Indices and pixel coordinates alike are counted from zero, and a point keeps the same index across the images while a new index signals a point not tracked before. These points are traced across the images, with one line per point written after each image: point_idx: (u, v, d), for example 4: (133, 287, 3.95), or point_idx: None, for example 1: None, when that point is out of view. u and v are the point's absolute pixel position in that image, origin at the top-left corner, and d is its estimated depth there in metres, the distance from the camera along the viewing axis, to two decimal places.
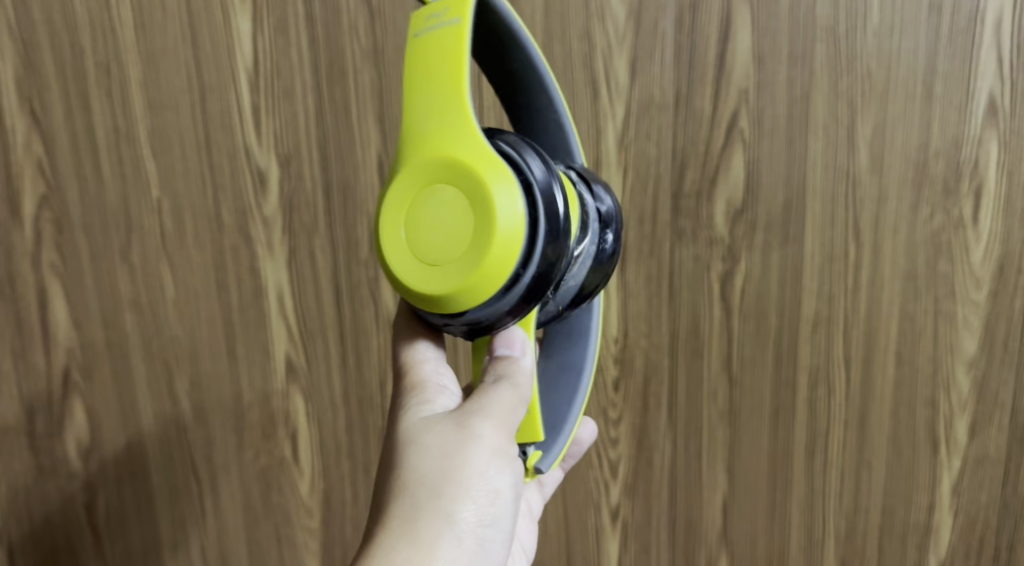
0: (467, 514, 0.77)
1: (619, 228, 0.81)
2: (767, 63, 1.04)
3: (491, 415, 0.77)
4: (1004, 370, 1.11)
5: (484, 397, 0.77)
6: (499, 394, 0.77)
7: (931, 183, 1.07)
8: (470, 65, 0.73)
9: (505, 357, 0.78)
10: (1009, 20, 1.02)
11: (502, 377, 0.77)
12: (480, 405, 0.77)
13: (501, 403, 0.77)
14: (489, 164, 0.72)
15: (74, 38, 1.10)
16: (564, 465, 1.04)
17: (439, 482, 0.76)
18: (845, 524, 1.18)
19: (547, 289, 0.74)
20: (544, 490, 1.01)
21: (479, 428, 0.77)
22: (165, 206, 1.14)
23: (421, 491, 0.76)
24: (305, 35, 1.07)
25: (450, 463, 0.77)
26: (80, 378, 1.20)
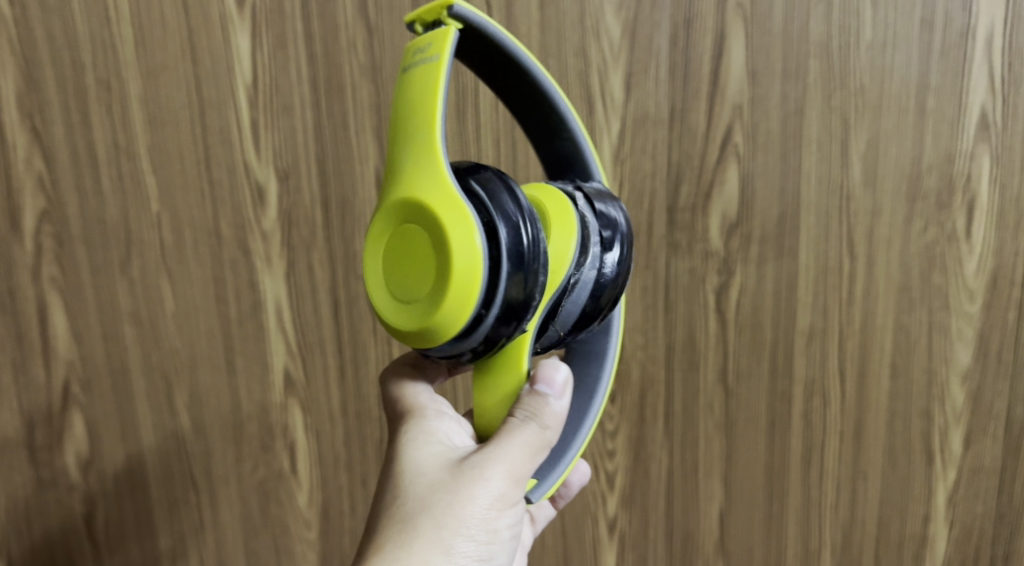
0: (464, 548, 0.80)
1: (624, 246, 0.81)
2: (761, 78, 1.05)
3: (506, 462, 0.80)
4: (998, 381, 1.12)
5: (501, 443, 0.79)
6: (525, 432, 0.79)
7: (924, 197, 1.08)
8: (443, 105, 0.75)
9: (542, 393, 0.80)
10: (999, 36, 1.04)
11: (529, 422, 0.79)
12: (495, 450, 0.80)
13: (518, 453, 0.79)
14: (450, 206, 0.73)
15: (74, 54, 1.11)
16: (557, 505, 1.05)
17: (442, 516, 0.80)
18: (841, 534, 1.18)
19: (518, 323, 0.75)
20: (535, 527, 1.02)
21: (491, 473, 0.80)
22: (165, 220, 1.14)
23: (424, 522, 0.80)
24: (304, 51, 1.08)
25: (456, 500, 0.80)
26: (80, 391, 1.21)
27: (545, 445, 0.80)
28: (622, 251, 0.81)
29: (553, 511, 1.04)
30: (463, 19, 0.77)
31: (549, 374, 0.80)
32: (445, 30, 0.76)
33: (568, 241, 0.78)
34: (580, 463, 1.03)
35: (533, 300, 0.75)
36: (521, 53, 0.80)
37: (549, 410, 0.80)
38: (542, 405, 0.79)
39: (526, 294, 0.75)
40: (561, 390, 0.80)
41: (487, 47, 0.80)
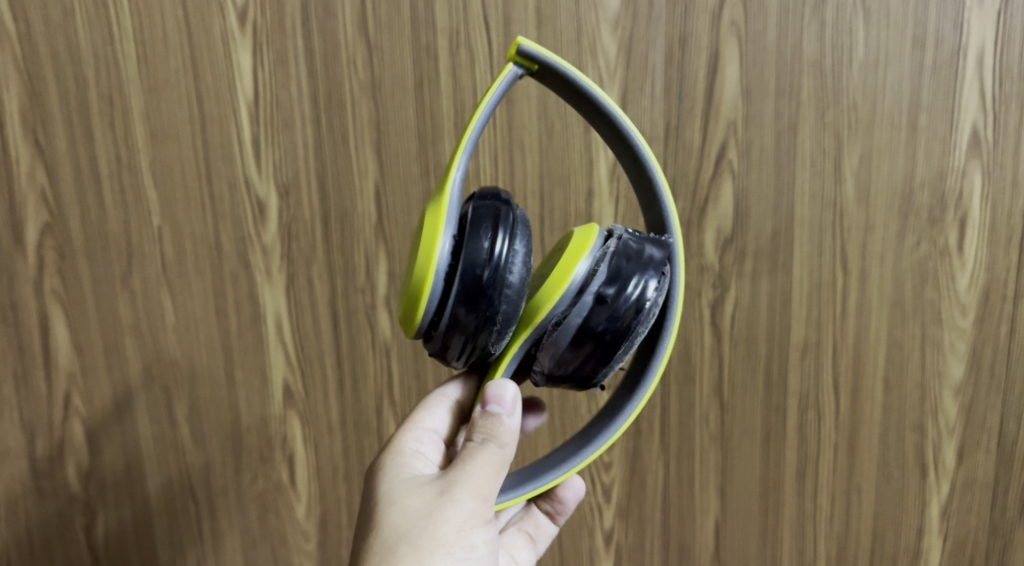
0: None
1: (630, 297, 0.81)
2: (755, 95, 1.07)
3: (471, 481, 0.85)
4: (991, 395, 1.13)
5: (464, 464, 0.85)
6: (485, 450, 0.86)
7: (916, 213, 1.09)
8: (469, 136, 0.84)
9: (494, 413, 0.86)
10: (990, 56, 1.05)
11: (487, 442, 0.86)
12: (462, 468, 0.85)
13: (482, 471, 0.85)
14: (430, 219, 0.82)
15: (78, 70, 1.12)
16: (558, 522, 1.05)
17: (419, 542, 0.83)
18: (836, 546, 1.19)
19: (472, 337, 0.82)
20: (536, 547, 1.04)
21: (460, 491, 0.84)
22: (166, 233, 1.16)
23: (401, 546, 0.83)
24: (304, 67, 1.10)
25: (431, 525, 0.83)
26: (80, 403, 1.22)
27: (506, 463, 0.86)
28: (618, 306, 0.80)
29: (554, 529, 1.04)
30: (530, 58, 0.85)
31: (498, 393, 0.86)
32: (508, 65, 0.86)
33: (563, 279, 0.82)
34: (574, 479, 1.03)
35: (488, 321, 0.81)
36: (597, 98, 0.86)
37: (501, 427, 0.86)
38: (491, 423, 0.86)
39: (476, 312, 0.81)
40: (511, 406, 0.86)
41: (573, 93, 0.87)
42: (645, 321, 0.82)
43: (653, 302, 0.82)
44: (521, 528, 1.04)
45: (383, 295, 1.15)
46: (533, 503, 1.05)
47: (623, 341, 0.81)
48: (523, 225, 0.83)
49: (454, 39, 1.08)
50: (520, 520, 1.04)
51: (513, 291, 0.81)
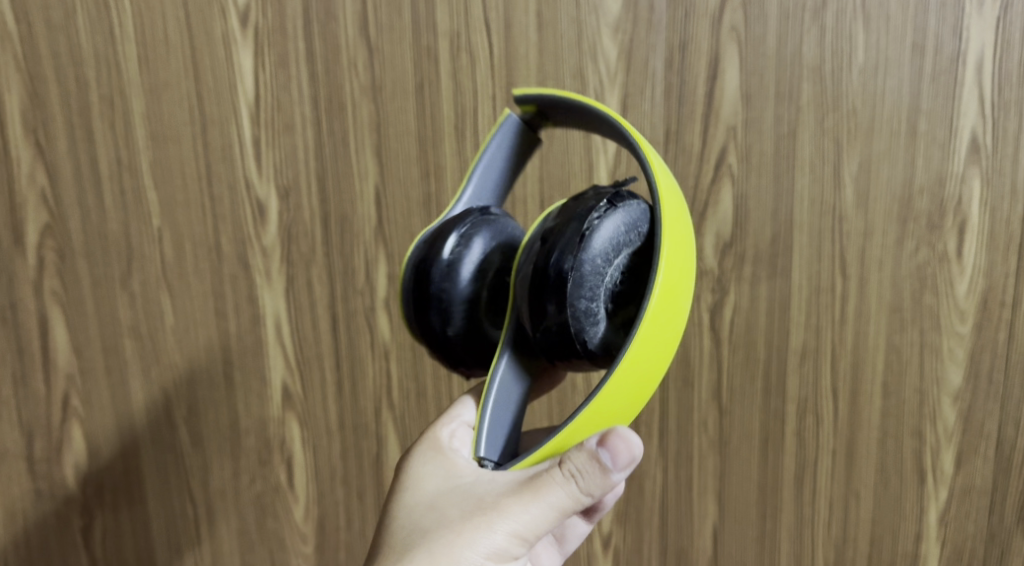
0: None
1: (573, 232, 0.76)
2: (755, 100, 1.07)
3: (519, 515, 0.77)
4: (989, 401, 1.13)
5: (531, 497, 0.77)
6: (562, 488, 0.77)
7: (915, 219, 1.09)
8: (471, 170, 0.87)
9: (600, 462, 0.76)
10: (990, 62, 1.05)
11: (565, 478, 0.76)
12: (532, 500, 0.77)
13: (547, 509, 0.77)
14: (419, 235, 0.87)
15: (79, 71, 1.12)
16: (592, 520, 0.98)
17: (439, 553, 0.78)
18: (834, 552, 1.19)
19: (434, 327, 0.82)
20: (563, 548, 0.99)
21: (512, 520, 0.78)
22: (166, 234, 1.16)
23: (422, 554, 0.79)
24: (305, 70, 1.10)
25: (457, 539, 0.79)
26: (79, 404, 1.22)
27: (574, 505, 0.77)
28: (561, 241, 0.76)
29: (585, 530, 0.98)
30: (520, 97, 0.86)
31: (623, 444, 0.75)
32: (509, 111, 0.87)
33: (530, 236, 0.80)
34: None
35: (436, 306, 0.82)
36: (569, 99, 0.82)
37: (604, 480, 0.76)
38: (598, 476, 0.76)
39: (427, 301, 0.82)
40: (627, 465, 0.76)
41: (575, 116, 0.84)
42: (598, 254, 0.76)
43: (603, 234, 0.76)
44: None
45: (383, 297, 1.15)
46: None
47: (569, 275, 0.75)
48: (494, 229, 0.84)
49: (455, 42, 1.08)
50: None
51: (461, 278, 0.82)
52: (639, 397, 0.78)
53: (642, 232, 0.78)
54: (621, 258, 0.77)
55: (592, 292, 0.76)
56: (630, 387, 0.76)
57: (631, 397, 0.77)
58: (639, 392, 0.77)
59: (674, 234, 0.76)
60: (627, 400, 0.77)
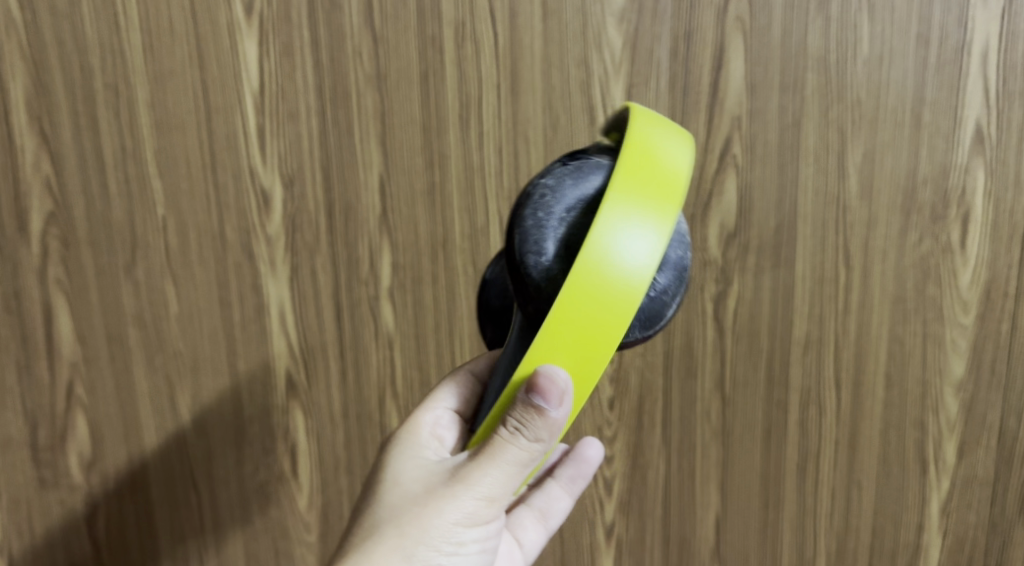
0: (427, 556, 0.82)
1: (530, 196, 0.80)
2: (760, 90, 1.07)
3: (481, 478, 0.81)
4: (992, 393, 1.13)
5: (489, 459, 0.80)
6: (516, 445, 0.79)
7: (919, 209, 1.09)
8: None
9: (537, 406, 0.76)
10: (995, 52, 1.05)
11: (517, 436, 0.79)
12: (491, 460, 0.80)
13: (506, 466, 0.80)
14: None
15: (84, 60, 1.12)
16: (574, 494, 1.02)
17: (407, 525, 0.82)
18: (836, 542, 1.20)
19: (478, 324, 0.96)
20: (548, 524, 1.00)
21: (476, 484, 0.81)
22: (170, 223, 1.16)
23: (391, 528, 0.82)
24: (310, 58, 1.10)
25: (424, 510, 0.82)
26: (83, 392, 1.22)
27: (533, 459, 0.80)
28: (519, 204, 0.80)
29: (568, 504, 1.02)
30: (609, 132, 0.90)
31: (548, 383, 0.75)
32: None
33: None
34: (594, 439, 1.04)
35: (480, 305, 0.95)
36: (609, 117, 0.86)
37: (545, 420, 0.77)
38: (538, 418, 0.77)
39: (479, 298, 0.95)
40: (558, 399, 0.76)
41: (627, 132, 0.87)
42: (540, 208, 0.79)
43: (549, 192, 0.79)
44: (531, 505, 1.01)
45: (387, 287, 1.16)
46: (547, 478, 1.03)
47: (515, 230, 0.79)
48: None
49: (460, 31, 1.08)
50: (531, 497, 1.01)
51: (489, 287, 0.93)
52: (593, 349, 0.75)
53: (590, 188, 0.79)
54: (570, 213, 0.78)
55: (539, 246, 0.78)
56: (573, 334, 0.75)
57: (579, 346, 0.75)
58: (591, 341, 0.75)
59: (631, 182, 0.75)
60: (575, 347, 0.75)
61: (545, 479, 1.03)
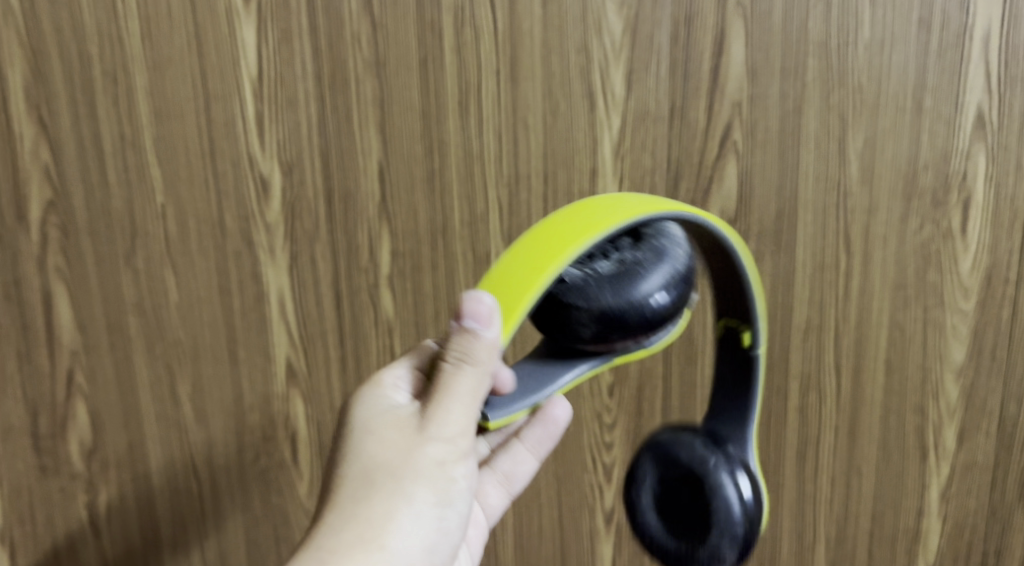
0: (423, 496, 0.80)
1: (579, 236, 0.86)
2: (761, 75, 1.07)
3: (446, 411, 0.79)
4: (992, 379, 1.13)
5: (448, 391, 0.79)
6: (465, 373, 0.78)
7: (920, 195, 1.09)
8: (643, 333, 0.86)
9: (472, 329, 0.76)
10: (997, 36, 1.04)
11: (463, 365, 0.78)
12: (449, 391, 0.79)
13: (466, 393, 0.79)
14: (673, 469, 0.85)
15: (82, 46, 1.12)
16: (539, 457, 1.00)
17: (393, 470, 0.79)
18: (835, 527, 1.20)
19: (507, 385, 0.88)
20: (511, 489, 0.99)
21: (444, 418, 0.79)
22: (169, 211, 1.16)
23: (378, 477, 0.79)
24: (308, 44, 1.09)
25: (405, 453, 0.80)
26: (83, 380, 1.22)
27: (487, 383, 0.79)
28: None
29: (533, 468, 0.99)
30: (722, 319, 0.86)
31: (473, 306, 0.76)
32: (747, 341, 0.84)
33: None
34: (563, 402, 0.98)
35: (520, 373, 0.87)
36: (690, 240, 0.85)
37: (484, 344, 0.77)
38: (475, 342, 0.77)
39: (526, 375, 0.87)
40: (487, 319, 0.76)
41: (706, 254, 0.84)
42: None
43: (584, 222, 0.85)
44: (494, 468, 0.99)
45: (386, 274, 1.15)
46: (514, 440, 1.00)
47: None
48: (731, 466, 0.83)
49: (459, 17, 1.07)
50: (495, 460, 0.99)
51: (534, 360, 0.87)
52: (538, 263, 0.76)
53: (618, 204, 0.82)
54: None
55: None
56: (528, 253, 0.77)
57: (530, 261, 0.76)
58: (541, 257, 0.76)
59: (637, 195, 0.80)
60: (527, 262, 0.76)
61: (512, 439, 1.00)
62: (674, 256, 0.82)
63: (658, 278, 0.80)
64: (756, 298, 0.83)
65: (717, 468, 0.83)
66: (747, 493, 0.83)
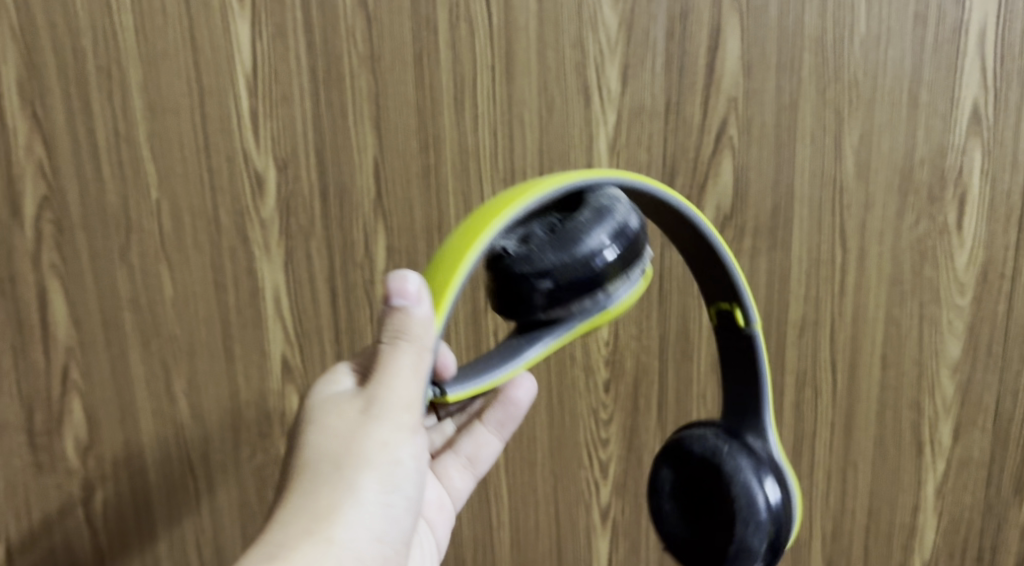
0: (368, 483, 0.79)
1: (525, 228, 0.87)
2: (756, 70, 1.06)
3: (389, 391, 0.80)
4: (987, 374, 1.13)
5: (388, 371, 0.80)
6: (403, 349, 0.80)
7: (916, 190, 1.08)
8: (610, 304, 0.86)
9: (402, 306, 0.79)
10: (993, 31, 1.04)
11: (399, 342, 0.79)
12: (388, 371, 0.80)
13: (405, 370, 0.80)
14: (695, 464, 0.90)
15: (76, 42, 1.12)
16: (503, 438, 1.05)
17: (336, 460, 0.79)
18: (831, 523, 1.20)
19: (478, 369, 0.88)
20: (476, 470, 1.04)
21: (386, 401, 0.80)
22: (164, 207, 1.15)
23: (321, 468, 0.79)
24: (303, 39, 1.09)
25: (349, 440, 0.80)
26: (79, 376, 1.22)
27: (426, 358, 0.80)
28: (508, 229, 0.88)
29: (498, 448, 1.04)
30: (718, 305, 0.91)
31: (400, 285, 0.79)
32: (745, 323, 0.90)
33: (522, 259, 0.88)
34: (525, 379, 1.04)
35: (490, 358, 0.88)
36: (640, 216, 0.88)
37: (416, 319, 0.79)
38: (407, 318, 0.79)
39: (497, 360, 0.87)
40: (417, 295, 0.79)
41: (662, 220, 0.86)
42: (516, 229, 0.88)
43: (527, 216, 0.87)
44: (458, 452, 1.04)
45: (382, 270, 1.15)
46: (476, 423, 1.05)
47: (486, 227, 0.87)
48: (755, 462, 0.88)
49: (454, 12, 1.07)
50: (458, 443, 1.04)
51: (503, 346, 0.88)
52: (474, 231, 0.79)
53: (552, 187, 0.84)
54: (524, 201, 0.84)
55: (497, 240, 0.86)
56: (463, 230, 0.80)
57: (466, 234, 0.79)
58: (474, 227, 0.79)
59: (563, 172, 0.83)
60: (462, 236, 0.79)
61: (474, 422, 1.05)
62: (616, 213, 0.82)
63: (601, 234, 0.81)
64: (739, 276, 0.89)
65: (746, 472, 0.87)
66: (774, 499, 0.87)
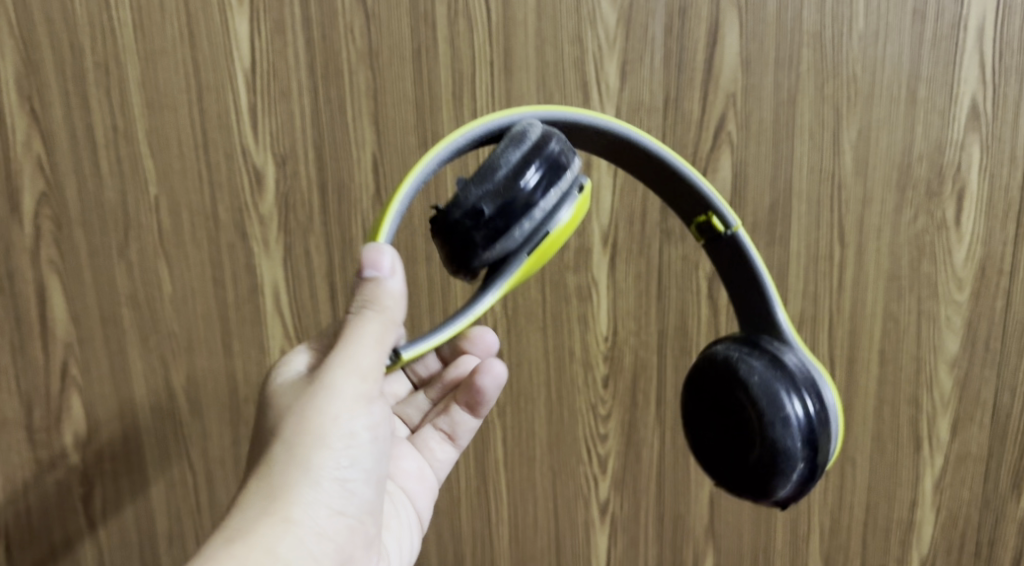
0: (324, 461, 0.82)
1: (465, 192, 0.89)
2: (755, 66, 1.06)
3: (349, 362, 0.83)
4: (985, 370, 1.13)
5: (348, 343, 0.82)
6: (365, 321, 0.82)
7: (914, 186, 1.09)
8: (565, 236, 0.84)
9: (373, 278, 0.82)
10: (991, 26, 1.04)
11: (365, 312, 0.83)
12: (348, 345, 0.82)
13: (363, 343, 0.82)
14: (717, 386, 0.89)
15: (74, 38, 1.11)
16: (481, 412, 1.03)
17: (293, 437, 0.82)
18: (829, 518, 1.20)
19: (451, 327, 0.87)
20: (457, 443, 1.04)
21: (344, 375, 0.83)
22: (163, 203, 1.15)
23: (279, 447, 0.82)
24: (302, 35, 1.09)
25: (305, 414, 0.83)
26: (77, 372, 1.22)
27: (392, 329, 0.83)
28: None
29: (477, 422, 1.03)
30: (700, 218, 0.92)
31: (374, 257, 0.81)
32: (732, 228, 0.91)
33: None
34: (495, 367, 1.01)
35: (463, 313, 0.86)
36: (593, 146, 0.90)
37: (383, 289, 0.82)
38: (376, 288, 0.82)
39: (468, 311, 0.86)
40: (390, 269, 0.82)
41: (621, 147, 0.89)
42: None
43: None
44: (437, 426, 1.04)
45: None
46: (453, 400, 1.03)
47: None
48: (777, 365, 0.87)
49: (452, 7, 1.07)
50: (437, 417, 1.04)
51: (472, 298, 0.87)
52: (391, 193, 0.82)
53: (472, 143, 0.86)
54: None
55: None
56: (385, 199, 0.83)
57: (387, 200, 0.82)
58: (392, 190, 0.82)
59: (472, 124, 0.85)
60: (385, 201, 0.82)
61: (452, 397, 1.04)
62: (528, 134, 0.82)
63: (516, 156, 0.81)
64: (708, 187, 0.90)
65: (772, 380, 0.86)
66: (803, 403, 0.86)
